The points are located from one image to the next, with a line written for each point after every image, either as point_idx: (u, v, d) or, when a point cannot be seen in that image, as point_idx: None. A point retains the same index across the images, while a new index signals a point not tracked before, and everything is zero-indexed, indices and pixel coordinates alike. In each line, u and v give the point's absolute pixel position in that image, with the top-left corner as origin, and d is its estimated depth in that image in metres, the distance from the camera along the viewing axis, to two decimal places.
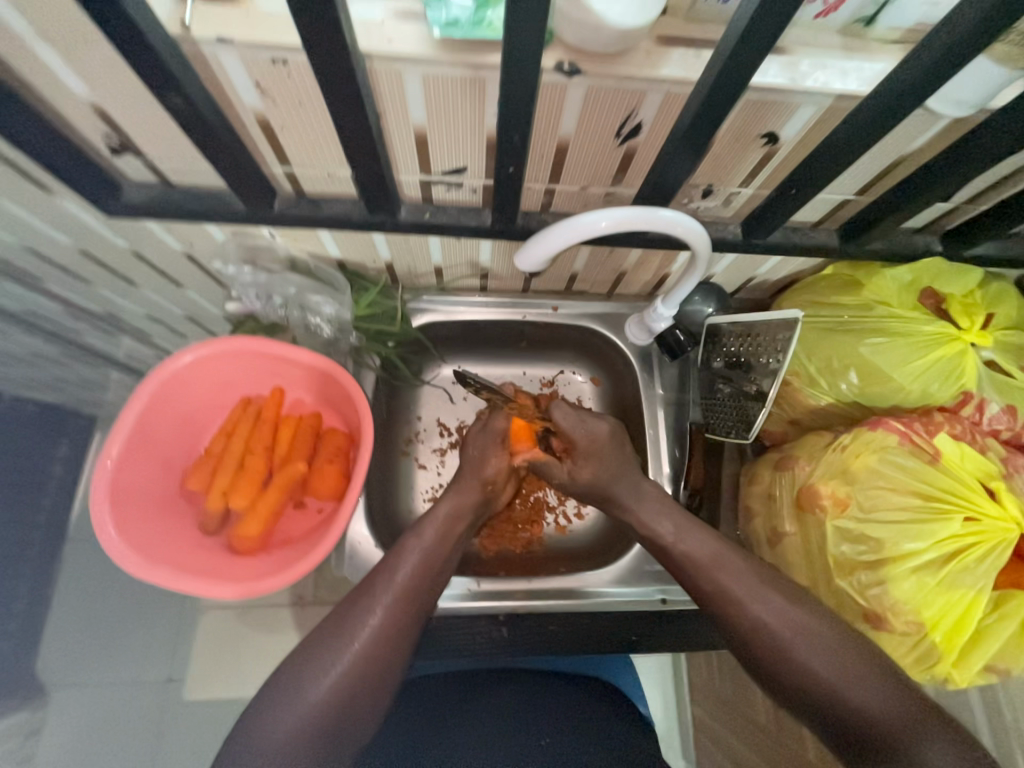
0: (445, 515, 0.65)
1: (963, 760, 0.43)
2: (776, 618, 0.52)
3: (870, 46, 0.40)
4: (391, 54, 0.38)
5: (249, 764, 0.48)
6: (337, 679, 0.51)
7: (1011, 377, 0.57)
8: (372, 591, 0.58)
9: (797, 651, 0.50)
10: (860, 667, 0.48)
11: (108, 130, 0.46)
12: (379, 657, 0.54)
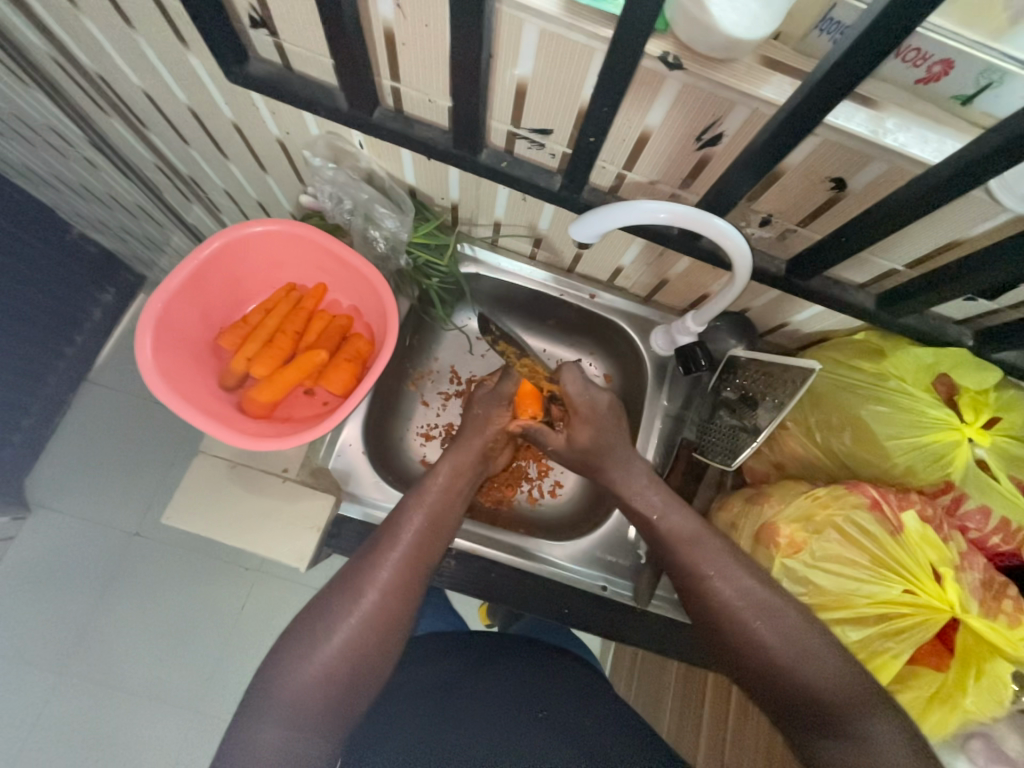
0: (446, 476, 0.70)
1: (903, 738, 0.49)
2: (743, 601, 0.56)
3: (959, 123, 0.42)
4: (520, 4, 0.42)
5: (284, 704, 0.55)
6: (349, 627, 0.58)
7: (996, 480, 0.58)
8: (379, 548, 0.63)
9: (758, 631, 0.55)
10: (823, 653, 0.52)
11: (254, 3, 0.51)
12: (386, 609, 0.60)
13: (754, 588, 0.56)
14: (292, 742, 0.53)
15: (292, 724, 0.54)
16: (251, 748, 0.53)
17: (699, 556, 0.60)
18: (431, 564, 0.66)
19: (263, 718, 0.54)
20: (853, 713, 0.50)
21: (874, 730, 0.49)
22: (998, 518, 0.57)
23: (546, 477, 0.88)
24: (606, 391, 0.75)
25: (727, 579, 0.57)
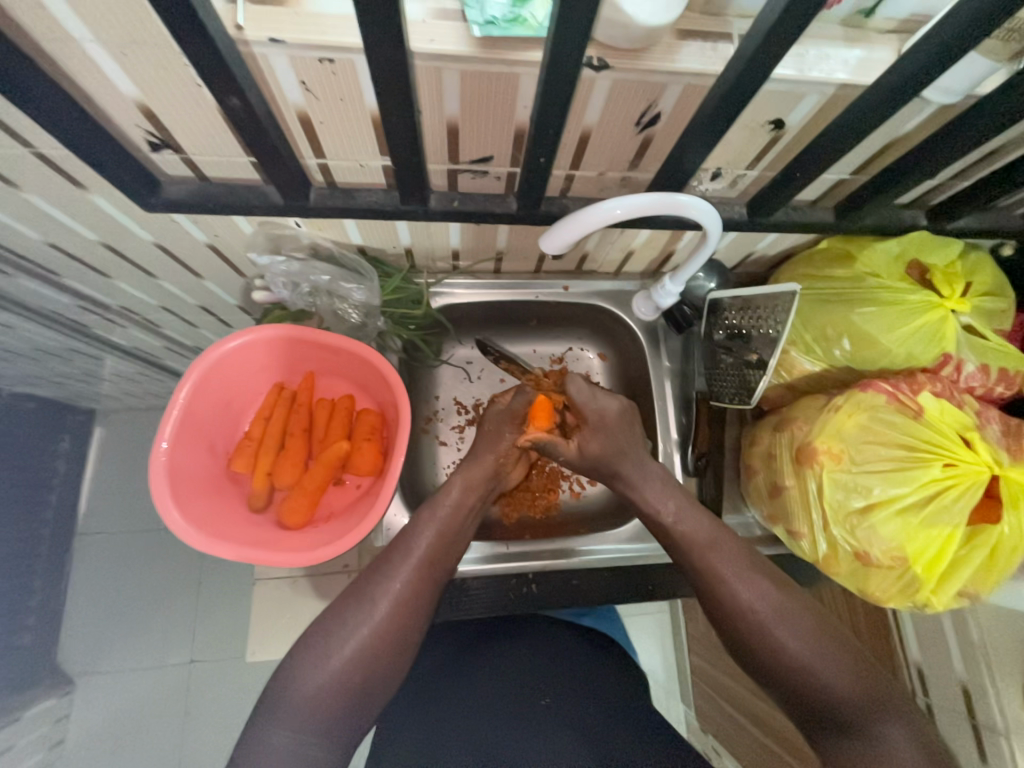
0: (458, 489, 0.69)
1: (917, 746, 0.52)
2: (765, 608, 0.59)
3: (870, 35, 0.44)
4: (433, 53, 0.40)
5: (289, 710, 0.54)
6: (360, 640, 0.58)
7: (985, 338, 0.64)
8: (391, 563, 0.63)
9: (779, 637, 0.57)
10: (834, 652, 0.56)
11: (150, 127, 0.47)
12: (399, 621, 0.60)
13: (771, 595, 0.60)
14: (302, 745, 0.53)
15: (303, 727, 0.54)
16: (258, 749, 0.53)
17: (725, 562, 0.62)
18: (444, 576, 0.65)
19: (272, 721, 0.54)
20: (863, 719, 0.53)
21: (886, 733, 0.52)
22: (996, 370, 0.63)
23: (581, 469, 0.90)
24: (615, 395, 0.75)
25: (748, 585, 0.60)
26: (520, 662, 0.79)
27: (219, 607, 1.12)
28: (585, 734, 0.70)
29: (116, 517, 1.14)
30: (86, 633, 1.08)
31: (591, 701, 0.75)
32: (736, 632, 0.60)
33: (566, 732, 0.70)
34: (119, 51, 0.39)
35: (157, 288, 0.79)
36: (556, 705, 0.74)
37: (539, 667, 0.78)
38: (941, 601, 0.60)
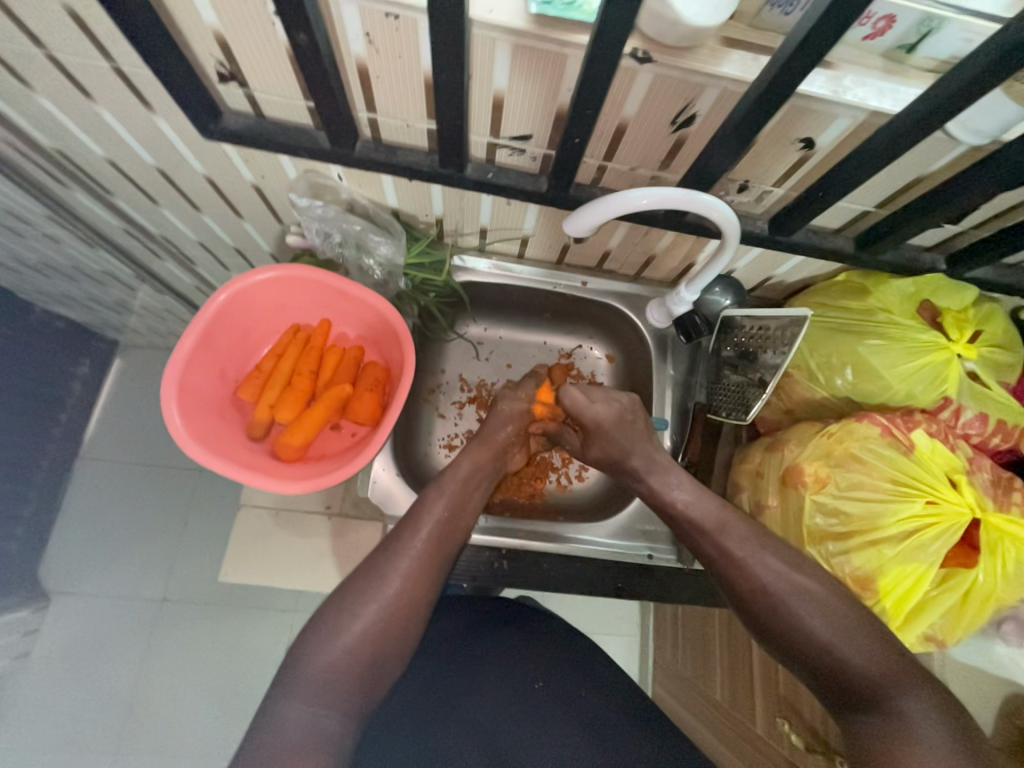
0: (465, 470, 0.72)
1: (941, 714, 0.50)
2: (783, 583, 0.58)
3: (908, 71, 0.45)
4: (491, 22, 0.43)
5: (304, 685, 0.55)
6: (374, 615, 0.59)
7: (987, 388, 0.65)
8: (401, 539, 0.65)
9: (797, 611, 0.57)
10: (853, 627, 0.55)
11: (222, 58, 0.51)
12: (410, 595, 0.61)
13: (792, 573, 0.59)
14: (319, 720, 0.53)
15: (319, 702, 0.54)
16: (276, 722, 0.52)
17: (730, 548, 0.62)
18: (449, 556, 0.67)
19: (288, 695, 0.54)
20: (886, 689, 0.52)
21: (910, 707, 0.51)
22: (994, 420, 0.64)
23: (571, 463, 0.92)
24: (613, 396, 0.74)
25: (739, 579, 0.60)
26: (515, 644, 0.79)
27: (200, 548, 1.15)
28: (583, 720, 0.72)
29: (119, 444, 1.18)
30: (71, 551, 1.11)
31: (585, 685, 0.76)
32: (751, 612, 0.59)
33: (563, 717, 0.72)
34: None
35: (198, 224, 0.84)
36: (548, 688, 0.74)
37: (536, 652, 0.78)
38: (906, 637, 0.60)
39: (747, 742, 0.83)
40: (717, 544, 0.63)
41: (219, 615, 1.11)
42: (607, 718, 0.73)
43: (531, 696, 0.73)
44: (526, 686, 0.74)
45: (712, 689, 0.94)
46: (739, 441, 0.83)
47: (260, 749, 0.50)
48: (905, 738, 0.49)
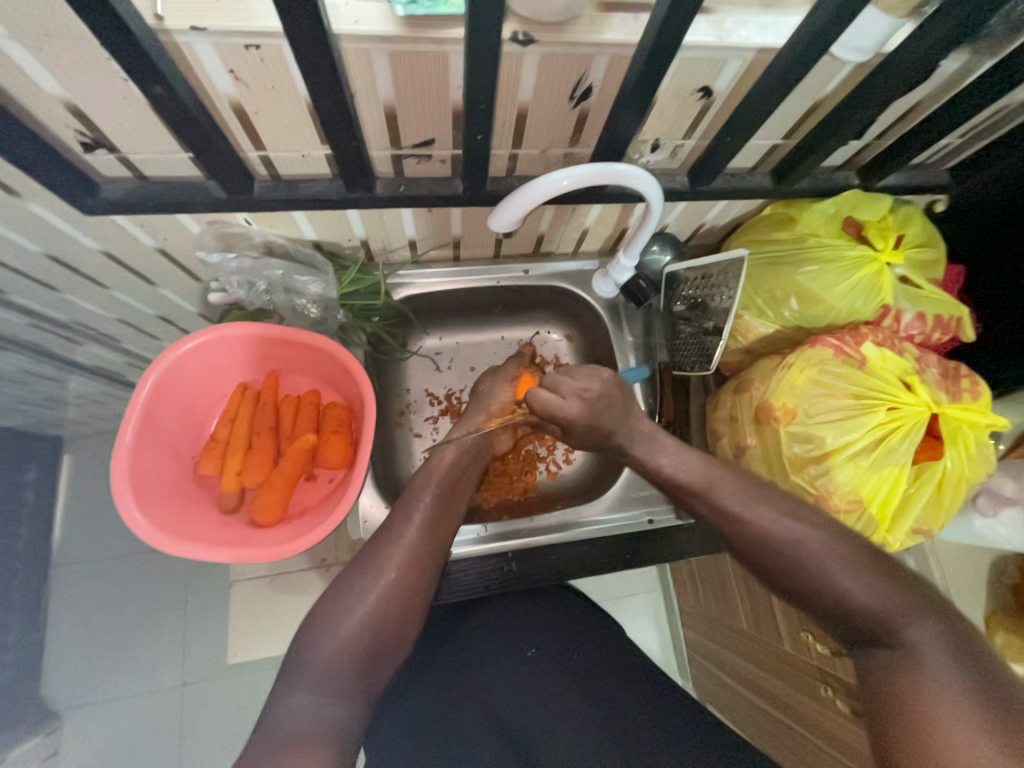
0: (455, 452, 0.73)
1: (951, 637, 0.48)
2: (782, 532, 0.58)
3: (784, 1, 0.45)
4: (360, 34, 0.41)
5: (303, 679, 0.52)
6: (376, 600, 0.58)
7: (920, 288, 0.68)
8: (392, 530, 0.65)
9: (795, 557, 0.57)
10: (853, 559, 0.54)
11: (80, 127, 0.47)
12: (407, 583, 0.61)
13: (783, 521, 0.59)
14: (322, 704, 0.50)
15: (323, 689, 0.52)
16: (281, 711, 0.50)
17: (731, 497, 0.62)
18: (445, 541, 0.67)
19: (292, 685, 0.52)
20: (896, 623, 0.50)
21: (918, 635, 0.49)
22: (932, 317, 0.68)
23: (556, 449, 0.91)
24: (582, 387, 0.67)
25: (754, 514, 0.60)
26: (504, 618, 0.79)
27: (205, 624, 1.10)
28: (581, 677, 0.74)
29: (90, 544, 1.11)
30: (69, 665, 1.05)
31: (578, 650, 0.77)
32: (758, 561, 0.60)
33: (558, 681, 0.73)
34: (33, 44, 0.38)
35: (110, 301, 0.78)
36: (542, 652, 0.75)
37: (536, 616, 0.80)
38: (897, 537, 0.64)
39: (777, 659, 0.87)
40: (720, 493, 0.63)
41: (243, 683, 1.08)
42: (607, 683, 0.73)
43: (526, 661, 0.75)
44: (519, 654, 0.75)
45: (736, 621, 0.97)
46: (708, 389, 0.85)
47: (263, 732, 0.48)
48: (914, 669, 0.47)
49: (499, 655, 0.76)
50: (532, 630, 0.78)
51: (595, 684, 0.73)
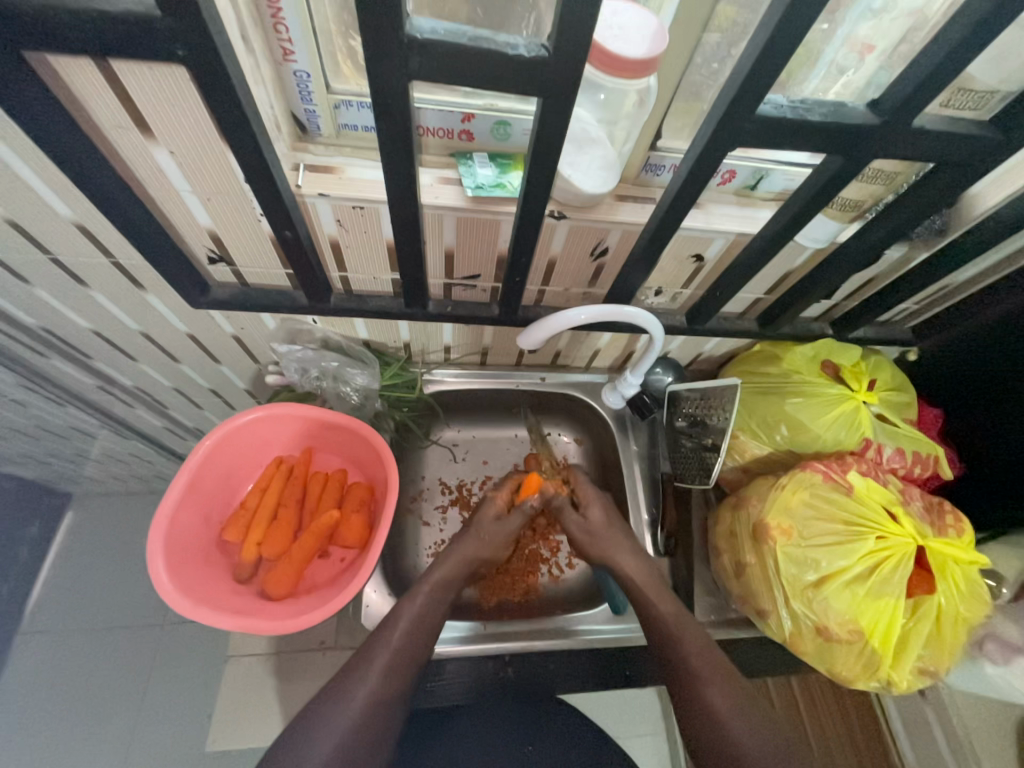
0: (438, 577, 0.72)
1: None
2: (730, 715, 0.60)
3: (756, 201, 0.61)
4: (439, 205, 0.55)
5: None
6: (337, 743, 0.55)
7: (897, 426, 0.76)
8: (369, 654, 0.63)
9: (741, 744, 0.58)
10: (789, 763, 0.57)
11: (212, 246, 0.61)
12: (375, 719, 0.58)
13: (737, 700, 0.61)
14: None
15: None
16: None
17: (703, 667, 0.64)
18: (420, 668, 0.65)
19: None
20: None
21: None
22: (912, 452, 0.74)
23: (560, 551, 0.92)
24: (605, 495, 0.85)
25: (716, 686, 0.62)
26: (496, 718, 0.75)
27: (168, 716, 1.03)
28: None
29: (73, 610, 1.09)
30: (13, 751, 0.97)
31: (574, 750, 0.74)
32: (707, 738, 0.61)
33: None
34: (204, 196, 0.53)
35: (176, 373, 0.88)
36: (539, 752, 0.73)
37: (523, 727, 0.75)
38: (901, 676, 0.63)
39: None
40: (696, 650, 0.65)
41: None
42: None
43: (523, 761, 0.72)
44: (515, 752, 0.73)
45: None
46: (709, 503, 0.89)
47: None
48: None
49: (494, 759, 0.72)
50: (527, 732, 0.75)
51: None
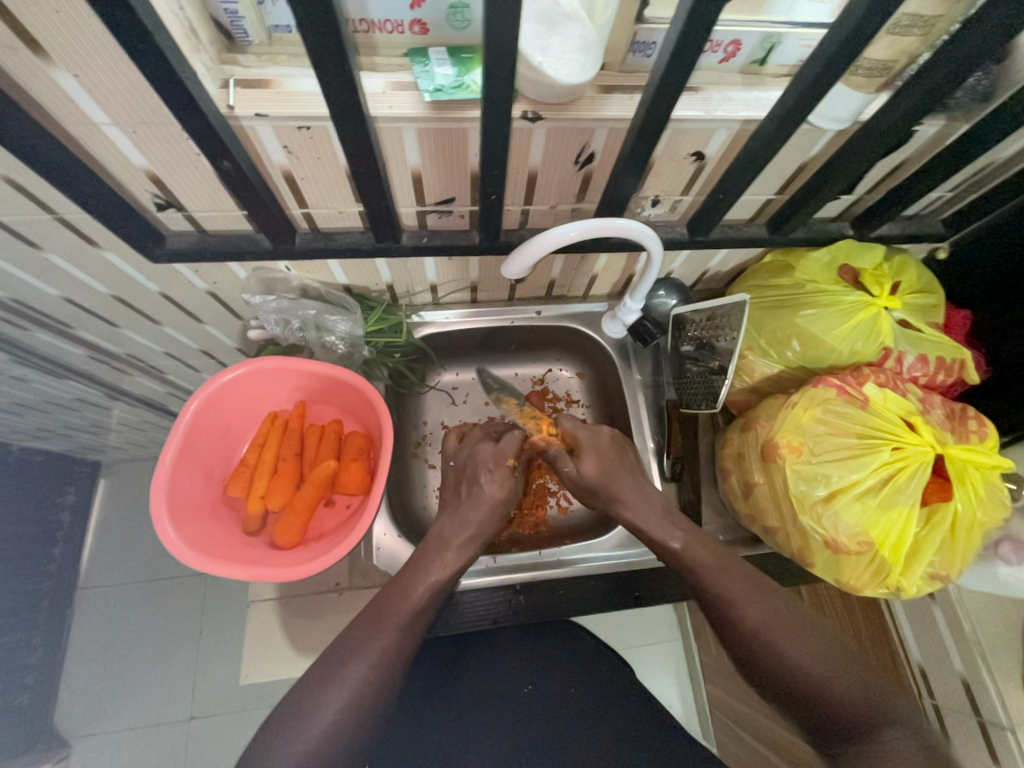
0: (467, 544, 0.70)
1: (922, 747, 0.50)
2: (773, 627, 0.59)
3: (765, 79, 0.52)
4: (393, 116, 0.48)
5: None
6: (316, 733, 0.53)
7: (921, 331, 0.70)
8: (371, 622, 0.62)
9: (788, 650, 0.57)
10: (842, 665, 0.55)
11: (157, 191, 0.56)
12: (371, 688, 0.57)
13: (779, 610, 0.60)
14: None
15: None
16: None
17: (735, 585, 0.63)
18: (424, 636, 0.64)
19: None
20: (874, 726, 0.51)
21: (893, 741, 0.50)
22: (935, 359, 0.69)
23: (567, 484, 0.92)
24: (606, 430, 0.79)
25: (753, 600, 0.61)
26: (502, 656, 0.79)
27: (218, 653, 1.12)
28: (577, 714, 0.73)
29: (118, 566, 1.16)
30: (90, 688, 1.08)
31: (573, 683, 0.76)
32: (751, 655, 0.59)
33: (556, 715, 0.73)
34: (129, 129, 0.47)
35: (162, 337, 0.86)
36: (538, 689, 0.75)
37: (536, 653, 0.79)
38: (912, 582, 0.62)
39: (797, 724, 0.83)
40: (722, 570, 0.64)
41: (251, 717, 1.08)
42: (612, 713, 0.74)
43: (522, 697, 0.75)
44: (517, 690, 0.75)
45: None
46: (716, 427, 0.86)
47: None
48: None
49: (499, 693, 0.75)
50: (531, 664, 0.78)
51: (600, 724, 0.72)
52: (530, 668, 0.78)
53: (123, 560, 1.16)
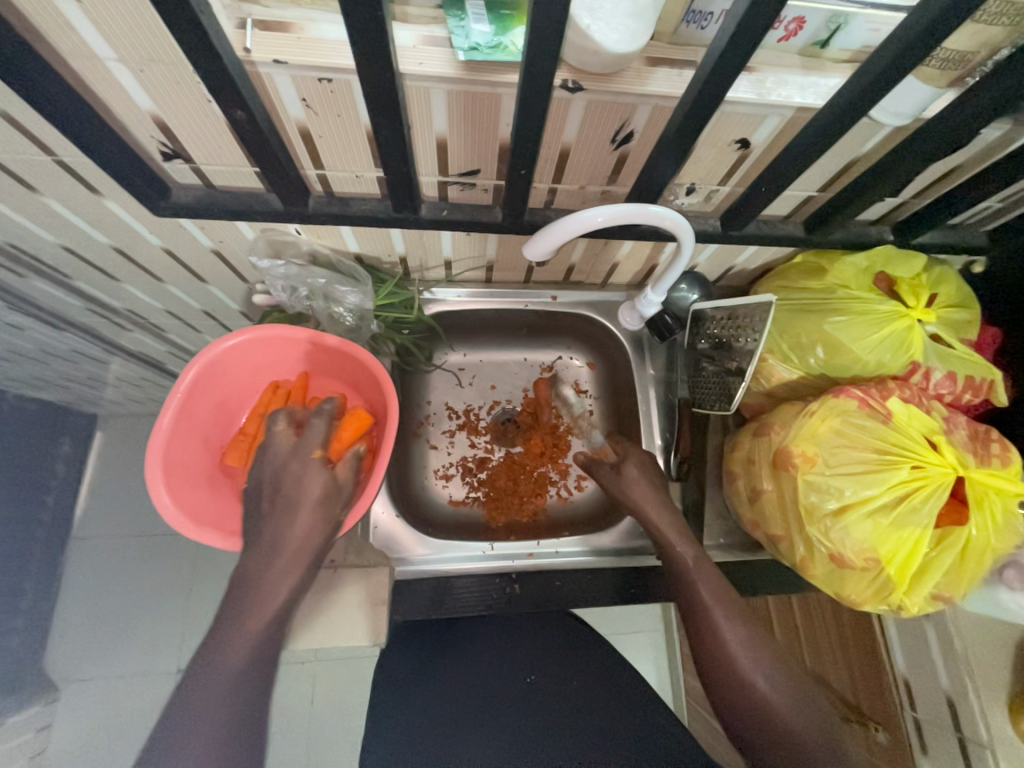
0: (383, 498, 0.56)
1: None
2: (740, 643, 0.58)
3: (825, 64, 0.48)
4: (423, 74, 0.44)
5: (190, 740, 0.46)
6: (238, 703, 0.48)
7: (951, 348, 0.67)
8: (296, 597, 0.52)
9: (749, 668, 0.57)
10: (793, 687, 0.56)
11: (163, 138, 0.52)
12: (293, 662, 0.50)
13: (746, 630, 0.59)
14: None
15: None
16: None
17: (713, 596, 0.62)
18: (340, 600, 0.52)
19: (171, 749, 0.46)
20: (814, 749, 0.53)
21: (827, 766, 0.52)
22: (963, 377, 0.67)
23: (568, 475, 0.91)
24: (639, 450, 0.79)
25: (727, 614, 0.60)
26: (504, 639, 0.79)
27: (209, 612, 1.13)
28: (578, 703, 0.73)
29: (111, 521, 1.15)
30: (80, 637, 1.08)
31: (576, 675, 0.76)
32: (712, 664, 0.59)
33: (557, 705, 0.73)
34: (135, 66, 0.43)
35: (163, 294, 0.83)
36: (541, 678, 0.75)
37: (538, 642, 0.80)
38: (915, 602, 0.61)
39: None
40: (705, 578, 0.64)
41: None
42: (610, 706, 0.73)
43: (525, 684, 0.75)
44: (520, 676, 0.75)
45: None
46: (726, 429, 0.84)
47: None
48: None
49: (499, 674, 0.76)
50: (533, 651, 0.78)
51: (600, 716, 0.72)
52: (531, 654, 0.78)
53: (116, 516, 1.16)
